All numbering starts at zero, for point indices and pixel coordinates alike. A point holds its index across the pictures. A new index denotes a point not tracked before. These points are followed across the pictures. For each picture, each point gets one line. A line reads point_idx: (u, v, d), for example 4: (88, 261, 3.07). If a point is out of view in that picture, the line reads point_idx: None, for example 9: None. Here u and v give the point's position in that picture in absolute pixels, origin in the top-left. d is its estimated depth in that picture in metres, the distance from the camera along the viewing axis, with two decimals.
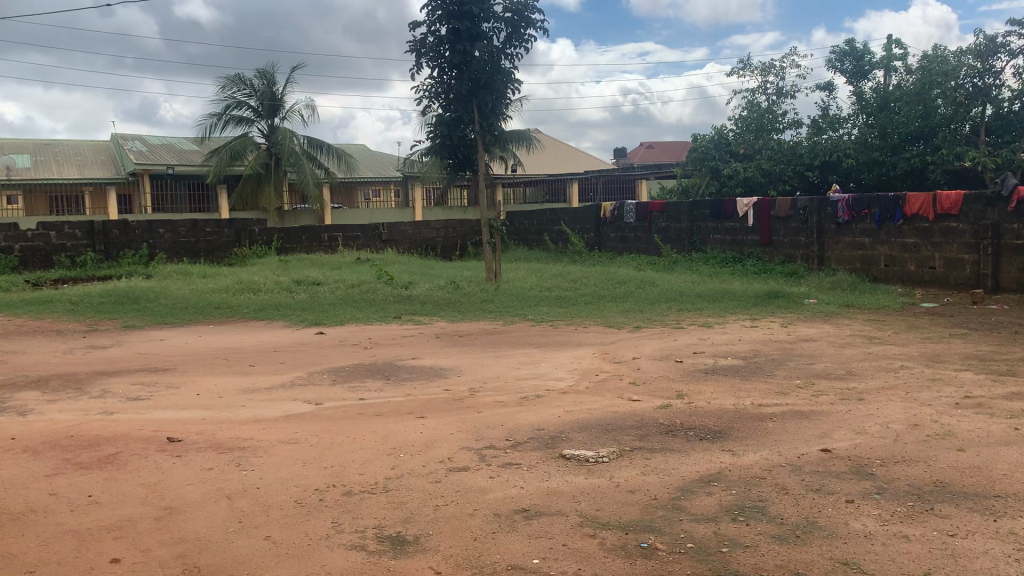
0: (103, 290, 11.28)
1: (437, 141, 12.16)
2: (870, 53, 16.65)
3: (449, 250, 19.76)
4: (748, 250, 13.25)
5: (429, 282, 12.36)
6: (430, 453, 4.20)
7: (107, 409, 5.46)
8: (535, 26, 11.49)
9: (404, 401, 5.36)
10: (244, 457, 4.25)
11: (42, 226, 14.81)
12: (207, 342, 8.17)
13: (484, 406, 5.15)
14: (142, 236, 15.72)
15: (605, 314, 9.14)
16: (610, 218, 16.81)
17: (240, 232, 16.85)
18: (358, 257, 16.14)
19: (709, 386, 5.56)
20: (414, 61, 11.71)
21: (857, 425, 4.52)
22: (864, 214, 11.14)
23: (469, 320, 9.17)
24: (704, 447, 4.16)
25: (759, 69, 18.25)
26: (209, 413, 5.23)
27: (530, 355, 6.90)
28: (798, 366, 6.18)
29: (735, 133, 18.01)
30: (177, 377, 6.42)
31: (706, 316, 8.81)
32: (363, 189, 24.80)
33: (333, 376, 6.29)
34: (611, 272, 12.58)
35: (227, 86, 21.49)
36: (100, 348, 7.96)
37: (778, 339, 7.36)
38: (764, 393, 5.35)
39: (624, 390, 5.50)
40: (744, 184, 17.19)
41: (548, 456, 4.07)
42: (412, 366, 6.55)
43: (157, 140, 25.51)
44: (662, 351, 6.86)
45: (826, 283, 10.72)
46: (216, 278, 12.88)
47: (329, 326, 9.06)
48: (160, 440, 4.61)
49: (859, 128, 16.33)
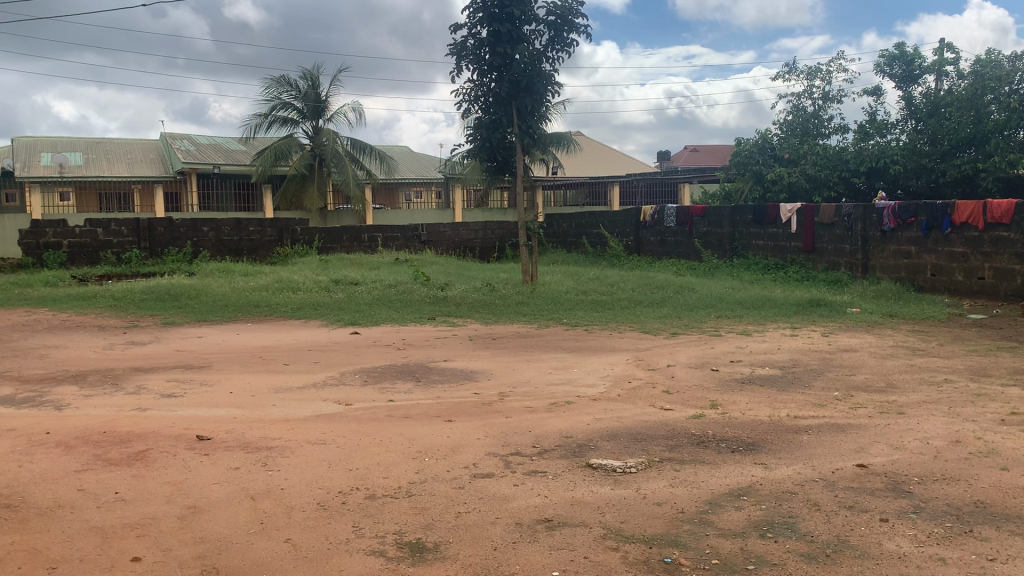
0: (145, 286, 11.47)
1: (476, 143, 12.16)
2: (921, 57, 16.28)
3: (488, 252, 19.75)
4: (790, 257, 13.01)
5: (465, 284, 12.35)
6: (456, 458, 4.16)
7: (140, 405, 5.52)
8: (578, 30, 11.41)
9: (434, 404, 5.33)
10: (270, 458, 4.25)
11: (89, 223, 15.13)
12: (243, 340, 8.23)
13: (513, 411, 5.10)
14: (186, 233, 15.94)
15: (641, 319, 9.03)
16: (650, 222, 16.66)
17: (282, 231, 17.01)
18: (397, 258, 16.19)
19: (744, 396, 5.44)
20: (455, 64, 11.71)
21: (896, 440, 4.38)
22: (911, 222, 10.87)
23: (504, 323, 9.13)
24: (735, 460, 4.06)
25: (805, 72, 17.95)
26: (239, 412, 5.25)
27: (562, 360, 6.82)
28: (838, 377, 6.02)
29: (779, 138, 17.72)
30: (211, 375, 6.46)
31: (745, 324, 8.65)
32: (404, 190, 24.92)
33: (364, 377, 6.29)
34: (649, 277, 12.45)
35: (273, 87, 21.75)
36: (139, 344, 8.07)
37: (818, 349, 7.19)
38: (801, 405, 5.21)
39: (655, 399, 5.40)
40: (788, 189, 16.87)
41: (575, 464, 4.00)
42: (443, 369, 6.53)
43: (204, 139, 25.93)
44: (698, 359, 6.74)
45: (870, 292, 10.48)
46: (256, 277, 13.04)
47: (364, 326, 9.08)
48: (189, 438, 4.64)
49: (908, 134, 15.96)
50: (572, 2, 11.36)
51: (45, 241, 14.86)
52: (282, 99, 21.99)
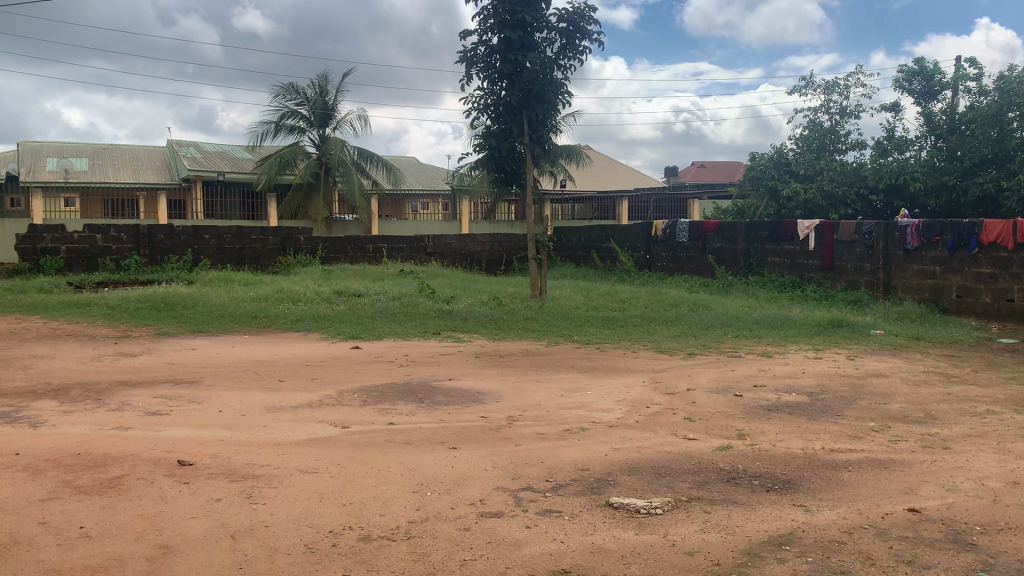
0: (142, 295, 11.12)
1: (485, 153, 11.79)
2: (941, 72, 15.89)
3: (494, 264, 19.35)
4: (807, 275, 12.60)
5: (472, 297, 11.95)
6: (461, 493, 3.75)
7: (122, 424, 5.13)
8: (591, 37, 11.05)
9: (437, 429, 4.92)
10: (257, 488, 3.86)
11: (87, 229, 14.80)
12: (239, 354, 7.84)
13: (523, 438, 4.70)
14: (187, 241, 15.59)
15: (655, 338, 8.63)
16: (662, 236, 16.24)
17: (285, 240, 16.67)
18: (402, 269, 15.81)
19: (773, 426, 5.02)
20: (464, 71, 11.36)
21: (946, 481, 3.97)
22: (935, 241, 10.46)
23: (512, 340, 8.72)
24: (771, 501, 3.65)
25: (822, 87, 17.57)
26: (227, 434, 4.86)
27: (575, 382, 6.41)
28: (871, 406, 5.60)
29: (795, 153, 17.31)
30: (201, 391, 6.07)
31: (765, 345, 8.24)
32: (411, 202, 24.57)
33: (364, 396, 5.89)
34: (662, 294, 12.05)
35: (280, 95, 21.47)
36: (130, 356, 7.69)
37: (845, 374, 6.77)
38: (835, 437, 4.80)
39: (677, 427, 4.99)
40: (804, 207, 16.50)
41: (593, 503, 3.60)
42: (448, 389, 6.13)
43: (210, 147, 25.66)
44: (719, 383, 6.33)
45: (893, 313, 10.07)
46: (255, 287, 12.67)
47: (366, 341, 8.67)
48: (170, 463, 4.24)
49: (928, 151, 15.57)
50: (585, 8, 11.00)
51: (43, 246, 14.51)
52: (289, 107, 21.70)
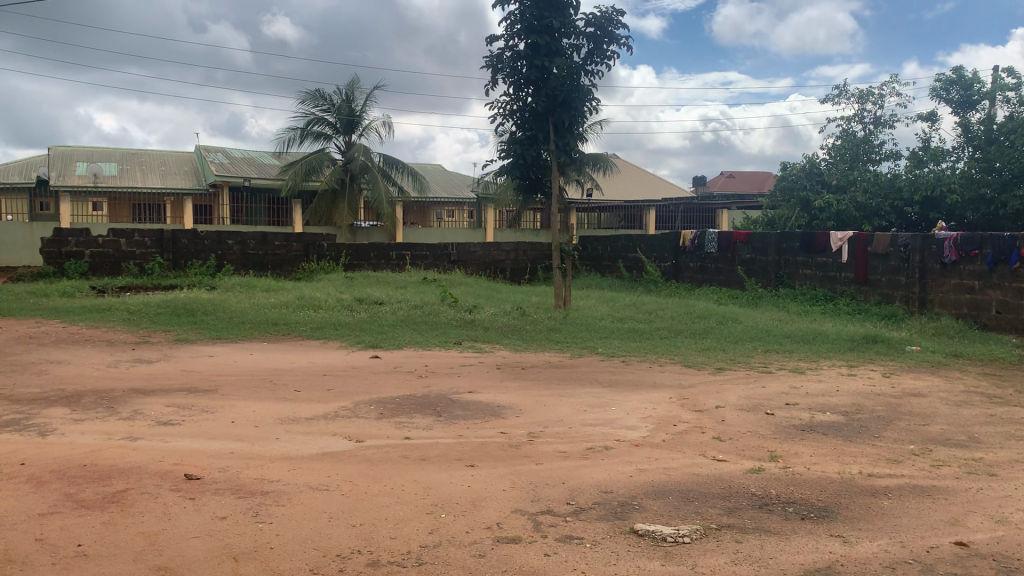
0: (163, 300, 11.06)
1: (510, 161, 11.64)
2: (980, 81, 15.51)
3: (519, 273, 19.13)
4: (840, 288, 12.29)
5: (495, 307, 11.77)
6: (477, 515, 3.57)
7: (132, 433, 4.99)
8: (619, 42, 10.85)
9: (454, 445, 4.73)
10: (264, 506, 3.69)
11: (112, 233, 14.83)
12: (257, 362, 7.71)
13: (543, 457, 4.50)
14: (211, 246, 15.58)
15: (682, 351, 8.40)
16: (690, 246, 15.97)
17: (308, 246, 16.60)
18: (426, 277, 15.67)
19: (807, 447, 4.78)
20: (490, 77, 11.21)
21: (995, 511, 3.70)
22: (974, 254, 10.12)
23: (535, 351, 8.52)
24: (806, 530, 3.42)
25: (856, 96, 17.22)
26: (238, 446, 4.71)
27: (599, 396, 6.20)
28: (909, 427, 5.34)
29: (827, 163, 16.94)
30: (215, 401, 5.93)
31: (796, 361, 7.98)
32: (437, 210, 24.52)
33: (381, 408, 5.72)
34: (689, 306, 11.79)
35: (307, 101, 21.47)
36: (147, 362, 7.58)
37: (882, 392, 6.49)
38: (872, 460, 4.54)
39: (706, 447, 4.76)
40: (836, 218, 16.14)
41: (616, 530, 3.39)
42: (467, 402, 5.95)
43: (238, 153, 25.77)
44: (749, 400, 6.08)
45: (929, 328, 9.75)
46: (277, 293, 12.59)
47: (386, 350, 8.51)
48: (176, 477, 4.09)
49: (965, 162, 15.18)
50: (614, 13, 10.80)
51: (68, 250, 14.59)
52: (316, 113, 21.70)
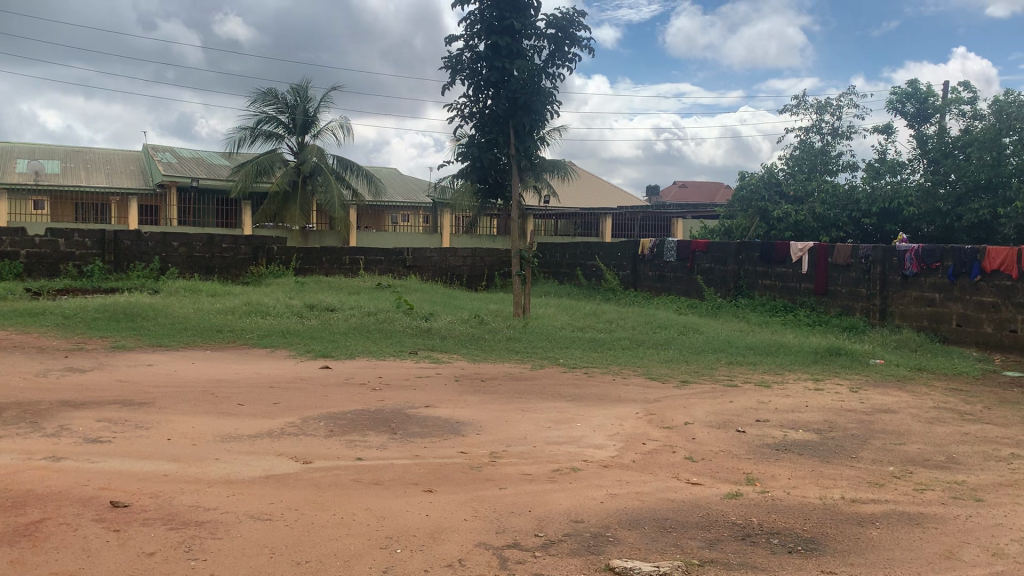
0: (101, 304, 10.51)
1: (468, 164, 11.30)
2: (935, 95, 15.62)
3: (475, 279, 18.76)
4: (800, 299, 12.20)
5: (452, 315, 11.42)
6: (437, 550, 3.24)
7: (56, 452, 4.55)
8: (580, 44, 10.59)
9: (411, 467, 4.38)
10: (198, 539, 3.31)
11: (49, 233, 14.15)
12: (199, 372, 7.27)
13: (507, 480, 4.18)
14: (154, 248, 14.97)
15: (646, 363, 8.14)
16: (648, 255, 15.80)
17: (257, 249, 16.10)
18: (379, 283, 15.24)
19: (785, 469, 4.53)
20: (448, 78, 10.86)
21: (990, 543, 3.48)
22: (935, 267, 10.08)
23: (493, 362, 8.19)
24: (796, 566, 3.15)
25: (814, 107, 17.26)
26: (173, 468, 4.30)
27: (562, 411, 5.90)
28: (886, 446, 5.13)
29: (785, 173, 16.92)
30: (151, 416, 5.49)
31: (761, 373, 7.78)
32: (391, 213, 24.08)
33: (331, 425, 5.35)
34: (650, 315, 11.57)
35: (258, 100, 20.89)
36: (79, 371, 7.08)
37: (852, 409, 6.29)
38: (853, 484, 4.31)
39: (679, 468, 4.49)
40: (795, 228, 16.12)
41: (590, 567, 3.09)
42: (423, 418, 5.60)
43: (187, 153, 25.03)
44: (718, 416, 5.83)
45: (891, 341, 9.64)
46: (224, 298, 12.09)
47: (337, 360, 8.12)
48: (101, 504, 3.68)
49: (921, 174, 15.26)
50: (575, 14, 10.56)
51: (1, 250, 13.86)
52: (268, 113, 21.12)
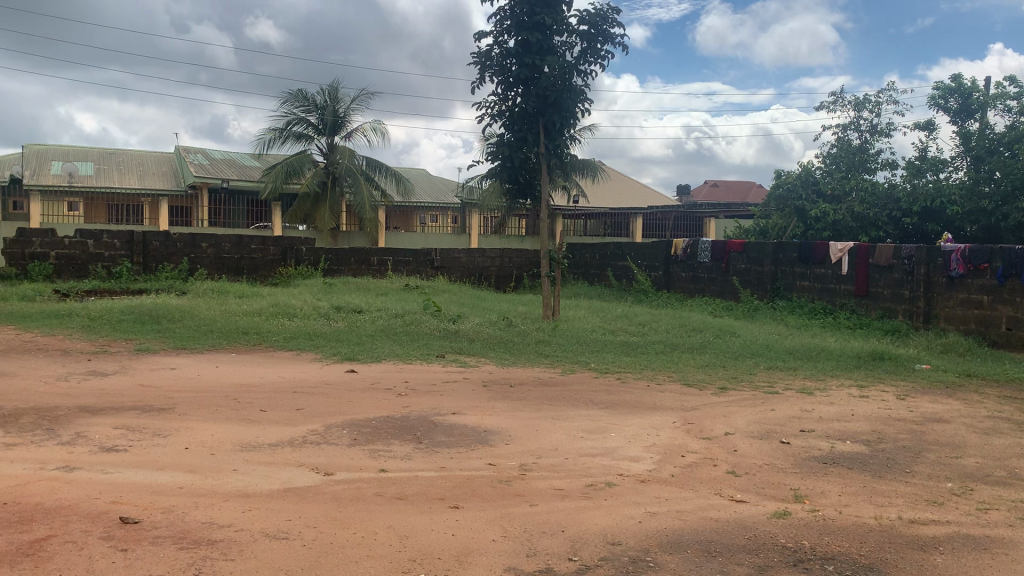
0: (128, 305, 10.42)
1: (497, 163, 11.07)
2: (979, 90, 15.12)
3: (504, 280, 18.54)
4: (840, 301, 11.82)
5: (480, 316, 11.19)
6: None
7: (69, 462, 4.38)
8: (614, 40, 10.32)
9: (437, 480, 4.15)
10: (210, 560, 3.10)
11: (79, 234, 14.15)
12: (223, 376, 7.10)
13: (538, 496, 3.93)
14: (183, 249, 14.92)
15: (681, 368, 7.85)
16: (682, 256, 15.47)
17: (285, 251, 16.02)
18: (408, 284, 15.07)
19: (835, 485, 4.25)
20: (478, 75, 10.64)
21: None
22: (983, 268, 9.66)
23: (523, 366, 7.96)
24: None
25: (853, 103, 16.82)
26: (187, 480, 4.11)
27: (595, 420, 5.64)
28: (942, 460, 4.81)
29: (823, 171, 16.51)
30: (169, 423, 5.31)
31: (802, 379, 7.46)
32: (420, 214, 23.95)
33: (354, 433, 5.14)
34: (684, 317, 11.26)
35: (288, 101, 20.85)
36: (101, 375, 6.94)
37: (901, 418, 5.97)
38: (910, 503, 4.01)
39: (721, 484, 4.22)
40: (833, 227, 15.72)
41: None
42: (450, 426, 5.37)
43: (217, 154, 25.09)
44: (760, 426, 5.55)
45: (937, 346, 9.25)
46: (251, 299, 11.99)
47: (363, 363, 7.93)
48: (110, 520, 3.49)
49: (965, 172, 14.78)
50: (609, 10, 10.28)
51: (31, 251, 13.88)
52: (297, 114, 21.07)
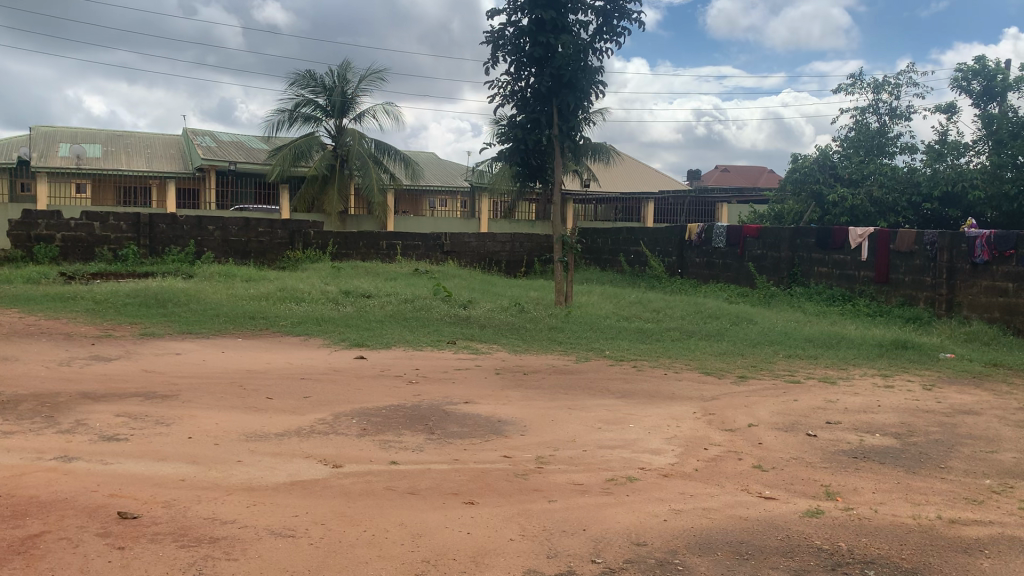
0: (134, 288, 10.25)
1: (509, 145, 10.84)
2: (1003, 72, 14.77)
3: (514, 266, 18.32)
4: (859, 288, 11.58)
5: (491, 302, 10.99)
6: None
7: (68, 452, 4.21)
8: (630, 17, 10.05)
9: (450, 473, 3.96)
10: (211, 560, 2.92)
11: (85, 216, 14.00)
12: (229, 361, 6.92)
13: (557, 491, 3.74)
14: (189, 231, 14.75)
15: (699, 356, 7.64)
16: (696, 241, 15.22)
17: (293, 234, 15.80)
18: (417, 269, 14.88)
19: (868, 481, 4.04)
20: (490, 55, 10.39)
21: None
22: (1009, 255, 9.42)
23: (536, 353, 7.76)
24: None
25: (871, 85, 16.50)
26: (190, 472, 3.93)
27: (613, 410, 5.44)
28: (978, 455, 4.60)
29: (840, 155, 16.23)
30: (172, 410, 5.13)
31: (824, 368, 7.24)
32: (430, 198, 23.72)
33: (364, 422, 4.96)
34: (700, 304, 11.03)
35: (296, 82, 20.61)
36: (104, 361, 6.76)
37: (929, 409, 5.75)
38: (948, 501, 3.80)
39: (747, 479, 4.02)
40: (850, 212, 15.44)
41: None
42: (462, 415, 5.18)
43: (225, 137, 24.88)
44: (784, 417, 5.34)
45: (960, 334, 9.02)
46: (258, 283, 11.81)
47: (372, 349, 7.74)
48: (107, 516, 3.31)
49: (987, 156, 14.47)
50: None
51: (37, 232, 13.74)
52: (306, 96, 20.83)
